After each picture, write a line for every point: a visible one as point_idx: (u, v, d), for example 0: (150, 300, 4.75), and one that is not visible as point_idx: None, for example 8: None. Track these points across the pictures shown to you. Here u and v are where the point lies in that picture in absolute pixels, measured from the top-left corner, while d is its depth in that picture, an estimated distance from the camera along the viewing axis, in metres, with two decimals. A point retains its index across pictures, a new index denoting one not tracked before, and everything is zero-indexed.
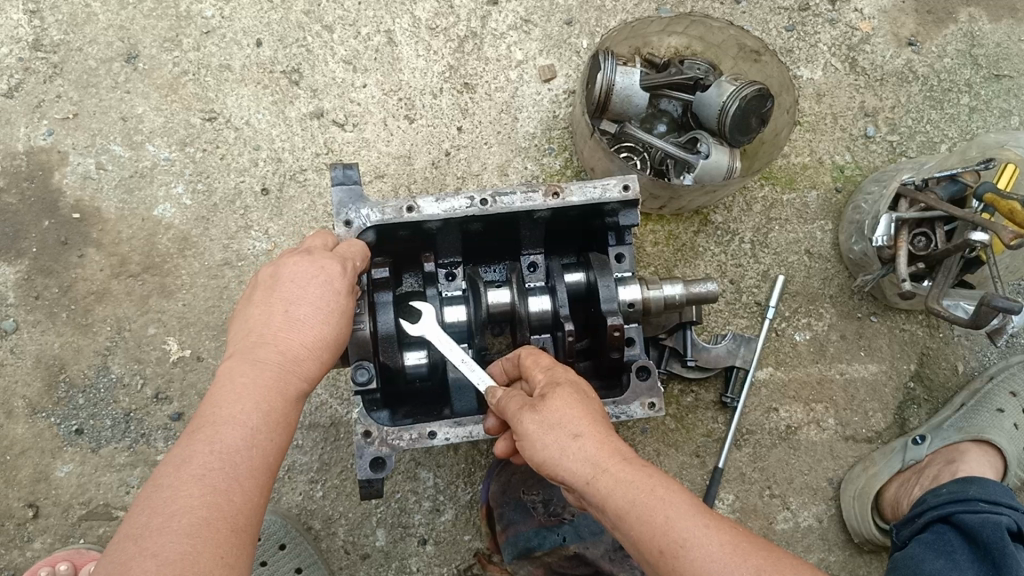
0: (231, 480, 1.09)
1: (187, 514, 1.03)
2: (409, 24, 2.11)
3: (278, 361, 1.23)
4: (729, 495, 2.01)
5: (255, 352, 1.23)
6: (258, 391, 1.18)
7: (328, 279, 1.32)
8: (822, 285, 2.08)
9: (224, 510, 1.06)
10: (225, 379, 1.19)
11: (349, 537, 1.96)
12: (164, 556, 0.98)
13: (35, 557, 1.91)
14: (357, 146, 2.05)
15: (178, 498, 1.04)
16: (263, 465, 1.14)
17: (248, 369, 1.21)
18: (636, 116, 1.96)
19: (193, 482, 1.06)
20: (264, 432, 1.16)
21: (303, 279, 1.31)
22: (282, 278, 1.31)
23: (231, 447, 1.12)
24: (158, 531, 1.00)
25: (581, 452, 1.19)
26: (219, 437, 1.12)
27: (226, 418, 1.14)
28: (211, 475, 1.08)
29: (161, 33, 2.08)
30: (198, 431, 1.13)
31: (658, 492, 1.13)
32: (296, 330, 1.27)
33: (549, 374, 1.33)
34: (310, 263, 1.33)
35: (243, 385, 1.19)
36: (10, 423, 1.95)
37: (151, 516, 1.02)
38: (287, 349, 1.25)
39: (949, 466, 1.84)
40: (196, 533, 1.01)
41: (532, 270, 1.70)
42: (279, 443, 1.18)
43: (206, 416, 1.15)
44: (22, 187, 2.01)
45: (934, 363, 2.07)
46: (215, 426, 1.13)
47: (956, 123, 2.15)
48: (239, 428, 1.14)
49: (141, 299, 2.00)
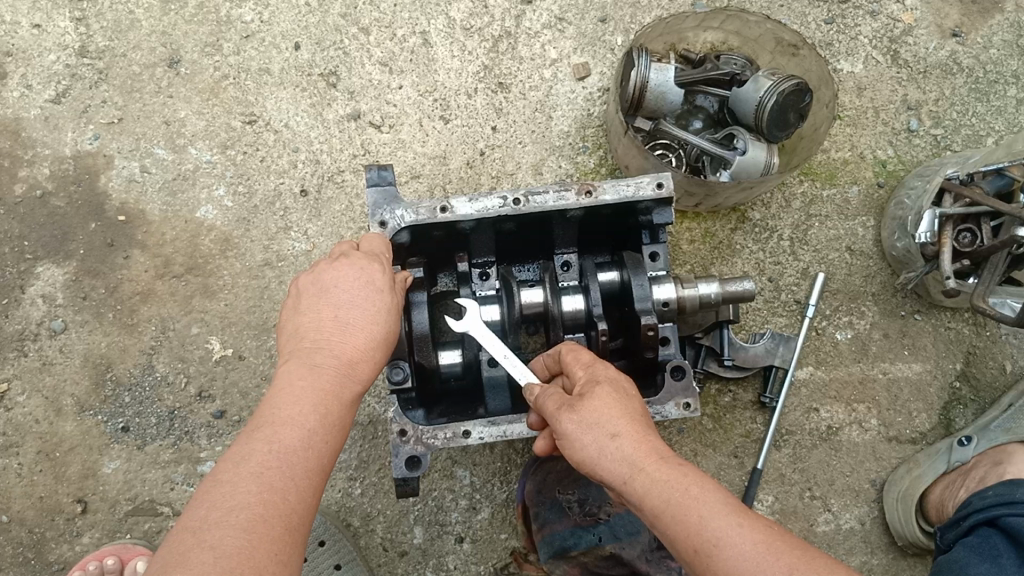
0: (288, 480, 1.10)
1: (244, 510, 1.04)
2: (445, 25, 2.12)
3: (334, 365, 1.25)
4: (768, 497, 1.98)
5: (311, 355, 1.26)
6: (313, 393, 1.20)
7: (382, 285, 1.35)
8: (864, 283, 2.04)
9: (280, 508, 1.07)
10: (282, 382, 1.22)
11: (387, 534, 1.97)
12: (223, 549, 0.99)
13: (84, 551, 1.97)
14: (393, 147, 2.07)
15: (236, 494, 1.06)
16: (317, 467, 1.15)
17: (305, 372, 1.23)
18: (671, 113, 1.94)
19: (250, 479, 1.08)
20: (319, 433, 1.18)
21: (360, 284, 1.34)
22: (338, 280, 1.34)
23: (288, 448, 1.13)
24: (217, 525, 1.02)
25: (618, 452, 1.19)
26: (276, 437, 1.14)
27: (283, 419, 1.16)
28: (269, 473, 1.09)
29: (202, 38, 2.11)
30: (256, 431, 1.15)
31: (692, 491, 1.12)
32: (350, 332, 1.29)
33: (588, 371, 1.32)
34: (354, 267, 1.35)
35: (299, 388, 1.21)
36: (59, 420, 2.01)
37: (210, 510, 1.04)
38: (341, 352, 1.27)
39: (996, 467, 1.76)
40: (253, 530, 1.03)
41: (565, 269, 1.71)
42: (332, 446, 1.19)
43: (263, 416, 1.17)
44: (70, 190, 2.06)
45: (981, 363, 2.02)
46: (273, 426, 1.15)
47: (1002, 116, 2.10)
48: (295, 429, 1.15)
49: (185, 299, 2.04)
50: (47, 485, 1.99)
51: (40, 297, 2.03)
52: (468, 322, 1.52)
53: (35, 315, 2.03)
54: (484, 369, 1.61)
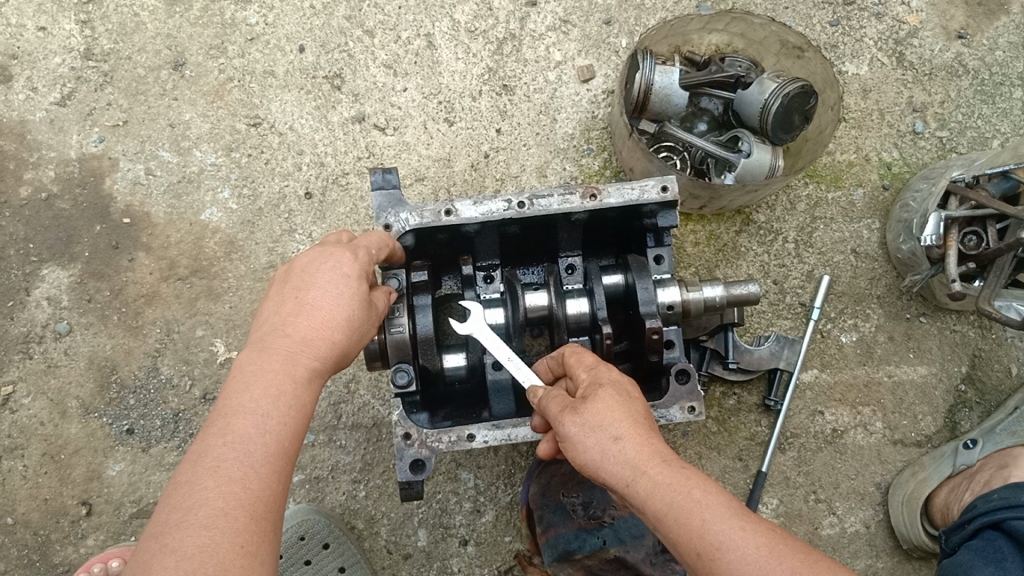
0: (246, 469, 1.10)
1: (203, 507, 1.04)
2: (449, 27, 2.12)
3: (286, 346, 1.24)
4: (773, 500, 1.98)
5: (265, 343, 1.25)
6: (266, 377, 1.19)
7: (339, 264, 1.33)
8: (869, 285, 2.04)
9: (239, 497, 1.06)
10: (236, 372, 1.21)
11: (391, 537, 1.97)
12: (185, 550, 0.99)
13: (88, 554, 1.97)
14: (398, 149, 2.07)
15: (194, 492, 1.06)
16: (278, 451, 1.14)
17: (258, 359, 1.22)
18: (675, 115, 1.93)
19: (207, 475, 1.07)
20: (275, 416, 1.16)
21: (314, 267, 1.33)
22: (295, 268, 1.34)
23: (244, 435, 1.13)
24: (178, 526, 1.02)
25: (621, 455, 1.19)
26: (230, 427, 1.13)
27: (236, 407, 1.16)
28: (227, 465, 1.09)
29: (206, 40, 2.11)
30: (213, 425, 1.15)
31: (695, 494, 1.12)
32: (303, 315, 1.28)
33: (592, 373, 1.32)
34: (305, 255, 1.34)
35: (251, 374, 1.20)
36: (64, 423, 2.01)
37: (171, 512, 1.04)
38: (295, 334, 1.26)
39: (1001, 470, 1.76)
40: (212, 525, 1.02)
41: (570, 272, 1.71)
42: (292, 425, 1.18)
43: (219, 409, 1.17)
44: (75, 193, 2.06)
45: (987, 366, 2.02)
46: (228, 416, 1.14)
47: (1008, 118, 2.09)
48: (249, 415, 1.15)
49: (190, 301, 2.04)
50: (52, 487, 1.99)
51: (46, 299, 2.04)
52: (473, 326, 1.52)
53: (41, 318, 2.03)
54: (488, 372, 1.61)
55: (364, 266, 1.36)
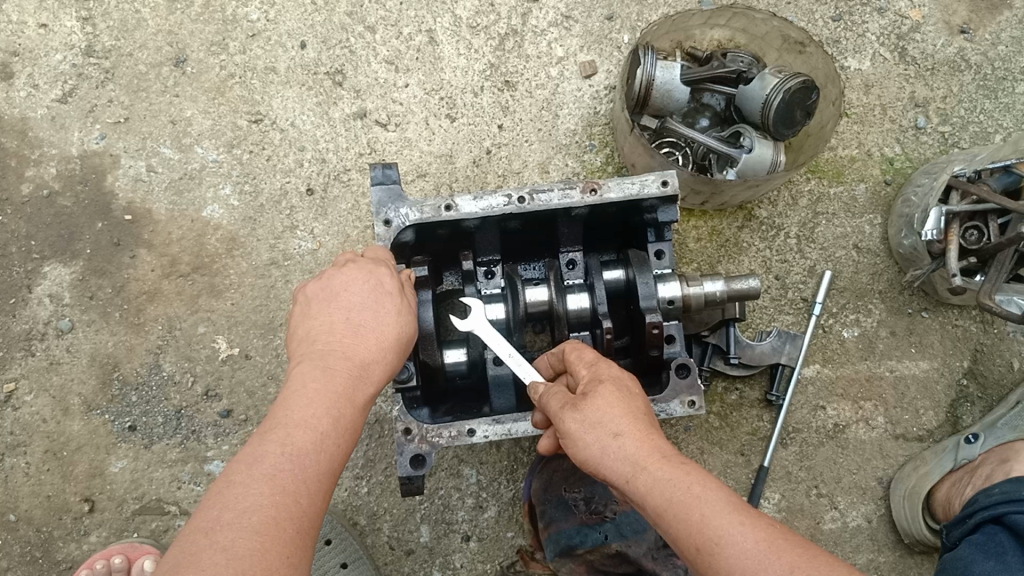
0: (300, 483, 1.09)
1: (258, 513, 1.03)
2: (450, 23, 2.12)
3: (346, 367, 1.25)
4: (775, 494, 1.98)
5: (323, 358, 1.26)
6: (327, 395, 1.20)
7: (393, 293, 1.36)
8: (871, 280, 2.04)
9: (292, 510, 1.06)
10: (295, 383, 1.21)
11: (393, 532, 1.98)
12: (236, 551, 0.98)
13: (91, 550, 1.97)
14: (400, 145, 2.07)
15: (249, 496, 1.04)
16: (329, 471, 1.15)
17: (318, 374, 1.22)
18: (677, 111, 1.94)
19: (263, 481, 1.07)
20: (331, 436, 1.17)
21: (372, 291, 1.34)
22: (346, 287, 1.35)
23: (301, 450, 1.13)
24: (229, 527, 1.00)
25: (621, 451, 1.19)
26: (290, 438, 1.13)
27: (296, 421, 1.16)
28: (282, 475, 1.08)
29: (207, 37, 2.11)
30: (269, 433, 1.14)
31: (695, 489, 1.12)
32: (362, 336, 1.30)
33: (592, 370, 1.32)
34: (364, 272, 1.36)
35: (313, 389, 1.20)
36: (66, 419, 2.01)
37: (222, 512, 1.02)
38: (353, 355, 1.27)
39: (1003, 465, 1.75)
40: (266, 532, 1.01)
41: (571, 267, 1.70)
42: (344, 449, 1.19)
43: (277, 418, 1.16)
44: (76, 190, 2.06)
45: (989, 360, 2.02)
46: (287, 428, 1.14)
47: (1010, 112, 2.10)
48: (308, 431, 1.15)
49: (192, 298, 2.04)
50: (55, 483, 2.00)
51: (47, 296, 2.03)
52: (472, 322, 1.52)
53: (43, 315, 2.03)
54: (489, 367, 1.61)
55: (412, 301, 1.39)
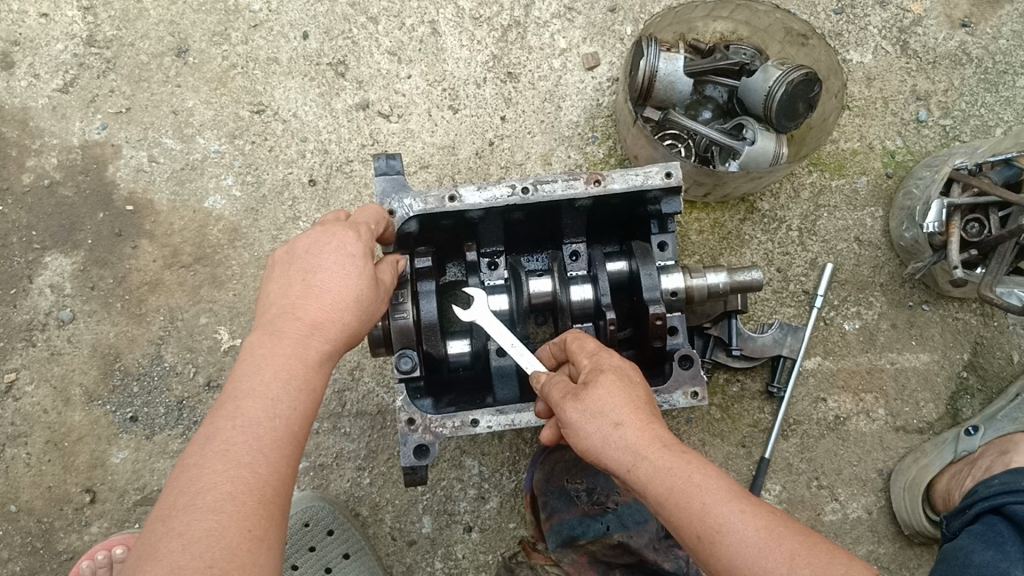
0: (254, 453, 1.08)
1: (211, 491, 1.03)
2: (453, 14, 2.11)
3: (295, 329, 1.23)
4: (776, 486, 1.99)
5: (273, 324, 1.24)
6: (275, 360, 1.18)
7: (344, 244, 1.33)
8: (872, 273, 2.05)
9: (247, 483, 1.05)
10: (246, 353, 1.20)
11: (396, 523, 1.98)
12: (190, 534, 0.98)
13: (92, 541, 1.97)
14: (402, 136, 2.07)
15: (204, 476, 1.04)
16: (286, 435, 1.13)
17: (266, 341, 1.21)
18: (680, 103, 1.94)
19: (215, 458, 1.06)
20: (285, 400, 1.15)
21: (323, 247, 1.32)
22: (303, 248, 1.32)
23: (251, 420, 1.11)
24: (183, 510, 1.01)
25: (621, 441, 1.19)
26: (239, 410, 1.12)
27: (246, 391, 1.14)
28: (236, 449, 1.08)
29: (210, 27, 2.11)
30: (220, 408, 1.13)
31: (696, 477, 1.12)
32: (314, 295, 1.27)
33: (594, 359, 1.33)
34: (311, 235, 1.33)
35: (262, 357, 1.18)
36: (67, 410, 2.01)
37: (177, 495, 1.03)
38: (303, 316, 1.25)
39: (1003, 456, 1.76)
40: (221, 510, 1.01)
41: (574, 259, 1.69)
42: (302, 411, 1.17)
43: (228, 391, 1.15)
44: (78, 180, 2.06)
45: (989, 353, 2.03)
46: (236, 401, 1.13)
47: (1011, 106, 2.10)
48: (258, 400, 1.13)
49: (193, 289, 2.04)
50: (56, 474, 1.99)
51: (49, 286, 2.03)
52: (476, 313, 1.52)
53: (44, 305, 2.03)
54: (493, 358, 1.61)
55: (369, 251, 1.35)
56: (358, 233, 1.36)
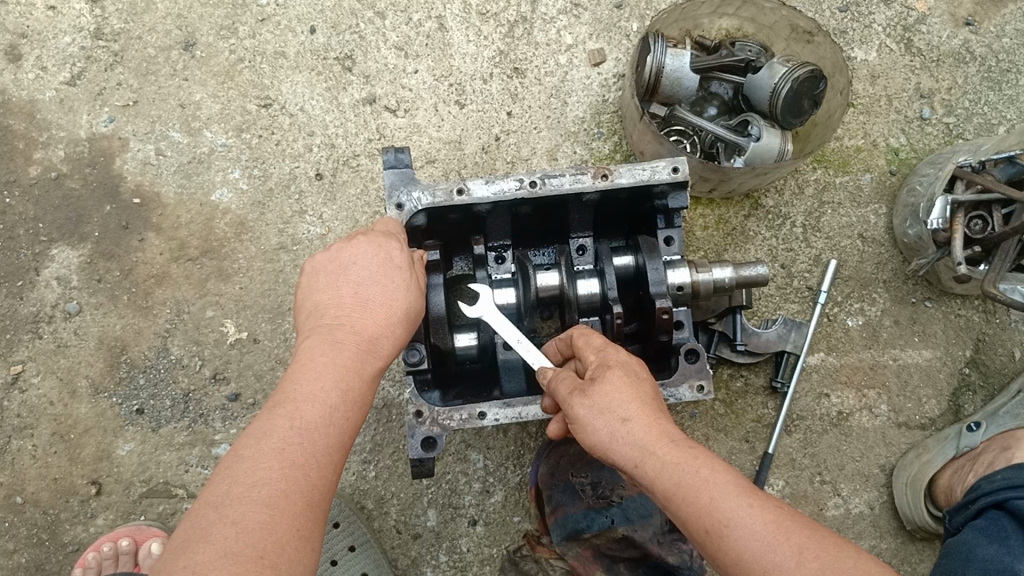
0: (309, 456, 1.10)
1: (266, 486, 1.04)
2: (460, 9, 2.12)
3: (354, 341, 1.24)
4: (779, 481, 2.00)
5: (331, 332, 1.25)
6: (334, 369, 1.20)
7: (398, 259, 1.34)
8: (875, 270, 2.06)
9: (301, 483, 1.07)
10: (304, 357, 1.21)
11: (401, 516, 1.99)
12: (244, 525, 1.00)
13: (98, 533, 1.98)
14: (409, 131, 2.07)
15: (259, 469, 1.06)
16: (338, 444, 1.15)
17: (326, 348, 1.22)
18: (686, 99, 1.95)
19: (272, 454, 1.08)
20: (341, 409, 1.17)
21: (380, 258, 1.33)
22: (349, 260, 1.33)
23: (310, 423, 1.13)
24: (238, 501, 1.02)
25: (629, 437, 1.20)
26: (298, 412, 1.13)
27: (305, 393, 1.16)
28: (290, 448, 1.09)
29: (217, 21, 2.11)
30: (277, 406, 1.15)
31: (704, 473, 1.13)
32: (370, 308, 1.29)
33: (600, 355, 1.33)
34: (372, 245, 1.34)
35: (321, 364, 1.20)
36: (74, 402, 2.01)
37: (231, 485, 1.04)
38: (361, 329, 1.26)
39: (1004, 452, 1.77)
40: (274, 505, 1.03)
41: (581, 253, 1.71)
42: (354, 423, 1.19)
43: (286, 391, 1.17)
44: (85, 172, 2.06)
45: (991, 350, 2.04)
46: (295, 402, 1.15)
47: (1014, 105, 2.11)
48: (318, 404, 1.15)
49: (199, 283, 2.04)
50: (62, 466, 2.00)
51: (55, 279, 2.03)
52: (482, 308, 1.53)
53: (50, 297, 2.03)
54: (499, 352, 1.62)
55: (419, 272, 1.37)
56: (404, 247, 1.38)
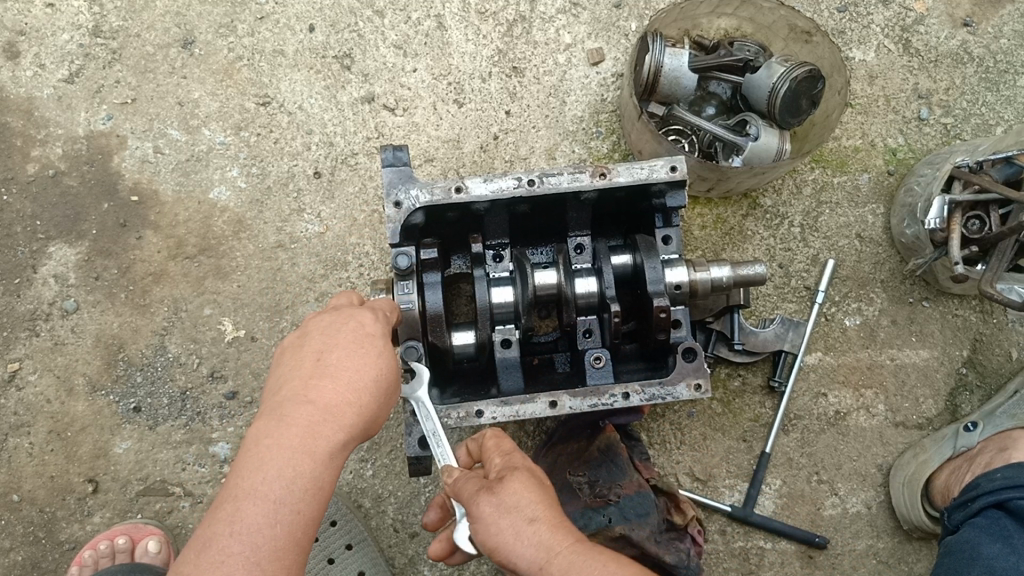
0: (250, 565, 1.07)
1: None
2: (459, 8, 2.12)
3: (308, 416, 1.18)
4: (776, 480, 2.00)
5: (281, 409, 1.19)
6: (283, 454, 1.14)
7: (360, 325, 1.30)
8: (873, 270, 2.06)
9: None
10: (252, 442, 1.16)
11: (398, 515, 1.99)
12: None
13: (94, 531, 1.97)
14: (408, 130, 2.08)
15: None
16: (288, 540, 1.11)
17: (275, 428, 1.17)
18: (685, 98, 1.95)
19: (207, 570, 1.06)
20: (289, 502, 1.12)
21: (336, 327, 1.29)
22: (314, 329, 1.30)
23: (251, 526, 1.09)
24: None
25: (535, 536, 1.16)
26: (238, 514, 1.10)
27: (247, 489, 1.11)
28: (228, 561, 1.07)
29: (216, 19, 2.11)
30: (221, 508, 1.12)
31: (611, 564, 1.09)
32: (328, 380, 1.23)
33: (505, 459, 1.32)
34: (332, 318, 1.31)
35: (267, 450, 1.15)
36: (70, 400, 2.01)
37: None
38: (318, 402, 1.20)
39: (1002, 453, 1.78)
40: None
41: (579, 251, 1.71)
42: (308, 512, 1.14)
43: (230, 488, 1.13)
44: (83, 170, 2.06)
45: (988, 350, 2.04)
46: (235, 501, 1.11)
47: (1012, 105, 2.12)
48: (260, 501, 1.11)
49: (197, 280, 2.04)
50: (59, 464, 2.00)
51: (52, 277, 2.03)
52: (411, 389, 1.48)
53: (48, 295, 2.03)
54: (497, 351, 1.63)
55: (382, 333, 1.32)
56: (372, 316, 1.33)
